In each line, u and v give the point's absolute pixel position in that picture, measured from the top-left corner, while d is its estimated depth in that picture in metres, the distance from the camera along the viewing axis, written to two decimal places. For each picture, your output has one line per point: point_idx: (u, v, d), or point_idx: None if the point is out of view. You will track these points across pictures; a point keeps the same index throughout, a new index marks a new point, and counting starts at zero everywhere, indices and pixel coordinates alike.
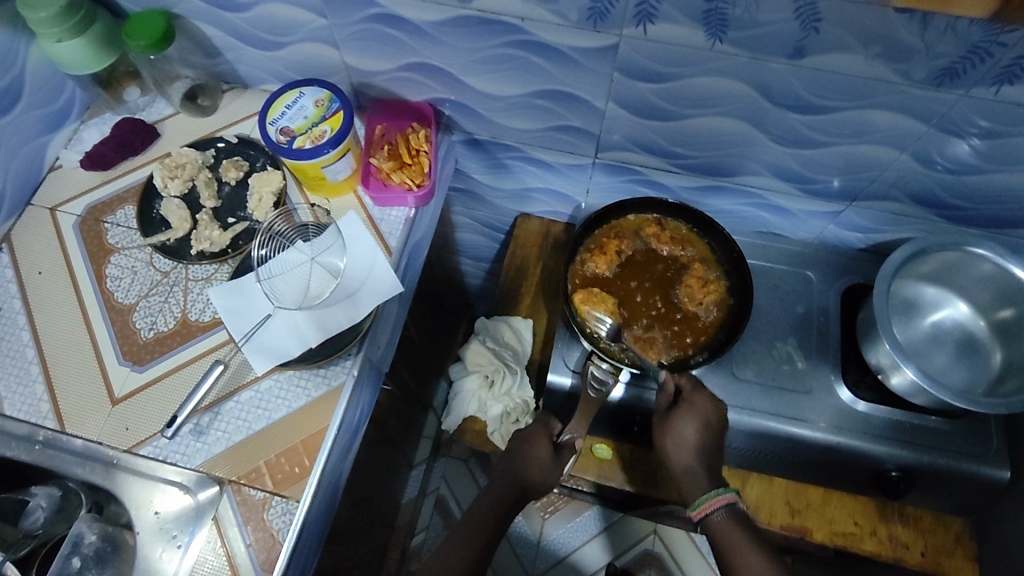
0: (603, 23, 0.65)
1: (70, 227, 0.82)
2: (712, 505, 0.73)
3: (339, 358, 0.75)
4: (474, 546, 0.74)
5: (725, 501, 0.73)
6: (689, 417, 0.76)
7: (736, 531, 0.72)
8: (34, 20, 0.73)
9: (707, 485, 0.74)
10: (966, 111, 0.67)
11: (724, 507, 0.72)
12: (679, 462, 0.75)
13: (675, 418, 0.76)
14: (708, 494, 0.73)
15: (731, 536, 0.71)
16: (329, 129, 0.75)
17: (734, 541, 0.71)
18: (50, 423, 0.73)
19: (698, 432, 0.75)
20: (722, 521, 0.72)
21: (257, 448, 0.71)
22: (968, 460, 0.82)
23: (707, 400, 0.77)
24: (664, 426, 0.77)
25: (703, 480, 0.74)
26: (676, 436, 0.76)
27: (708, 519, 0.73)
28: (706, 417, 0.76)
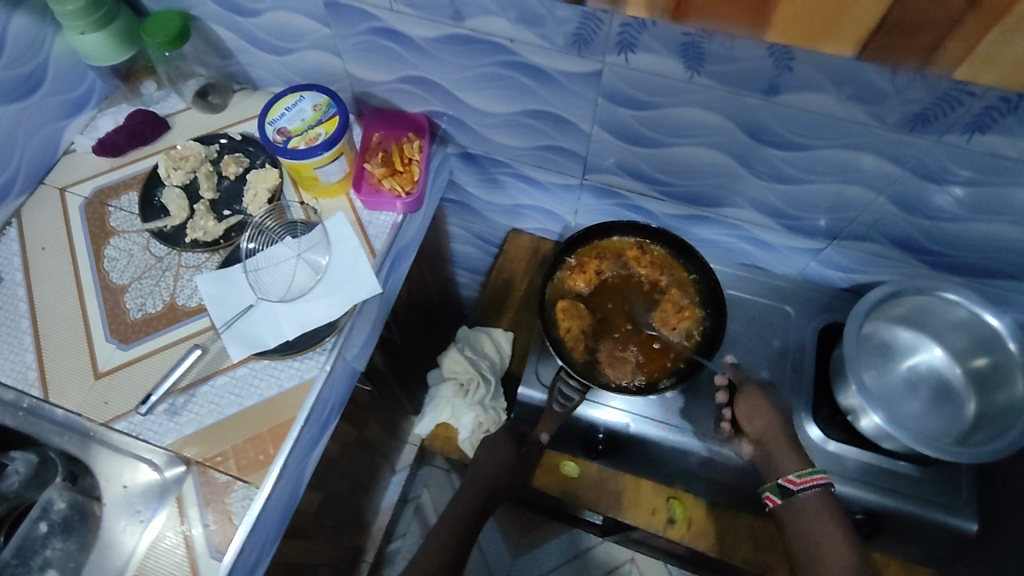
0: (586, 50, 0.68)
1: (76, 208, 0.86)
2: (809, 482, 0.72)
3: (314, 353, 0.78)
4: (445, 553, 0.77)
5: (822, 481, 0.72)
6: (760, 397, 0.81)
7: (827, 511, 0.71)
8: (61, 12, 0.78)
9: (799, 463, 0.75)
10: (939, 157, 0.68)
11: (818, 487, 0.72)
12: (771, 430, 0.78)
13: (745, 401, 0.81)
14: (804, 470, 0.73)
15: (818, 515, 0.71)
16: (324, 132, 0.78)
17: (824, 522, 0.70)
18: (34, 391, 0.76)
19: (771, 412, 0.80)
20: (815, 501, 0.72)
21: (225, 433, 0.74)
22: (935, 508, 0.81)
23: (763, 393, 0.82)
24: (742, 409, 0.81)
25: (791, 453, 0.76)
26: (754, 410, 0.80)
27: (800, 493, 0.73)
28: (772, 399, 0.82)
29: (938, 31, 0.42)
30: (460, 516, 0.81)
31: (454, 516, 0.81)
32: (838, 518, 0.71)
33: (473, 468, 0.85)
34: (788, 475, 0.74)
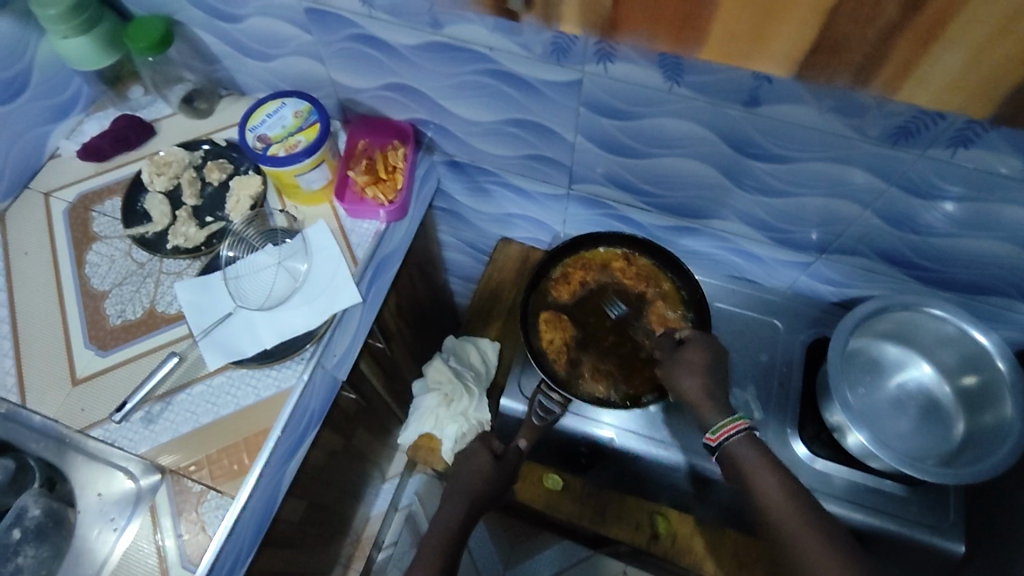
0: (566, 59, 0.67)
1: (60, 212, 0.86)
2: (731, 430, 0.70)
3: (292, 361, 0.77)
4: (435, 556, 0.75)
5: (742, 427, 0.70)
6: (690, 349, 0.76)
7: (756, 457, 0.68)
8: (44, 16, 0.78)
9: (722, 414, 0.72)
10: (924, 171, 0.66)
11: (741, 433, 0.70)
12: (696, 386, 0.73)
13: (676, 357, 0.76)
14: (725, 418, 0.71)
15: (752, 464, 0.68)
16: (304, 139, 0.78)
17: (757, 470, 0.68)
18: (12, 397, 0.76)
19: (700, 368, 0.74)
20: (741, 448, 0.70)
21: (200, 442, 0.73)
22: (922, 528, 0.79)
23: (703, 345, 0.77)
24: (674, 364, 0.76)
25: (716, 410, 0.72)
26: (681, 367, 0.75)
27: (725, 445, 0.70)
28: (699, 348, 0.76)
29: (867, 51, 0.42)
30: (447, 522, 0.79)
31: (442, 523, 0.79)
32: (772, 464, 0.68)
33: (454, 477, 0.83)
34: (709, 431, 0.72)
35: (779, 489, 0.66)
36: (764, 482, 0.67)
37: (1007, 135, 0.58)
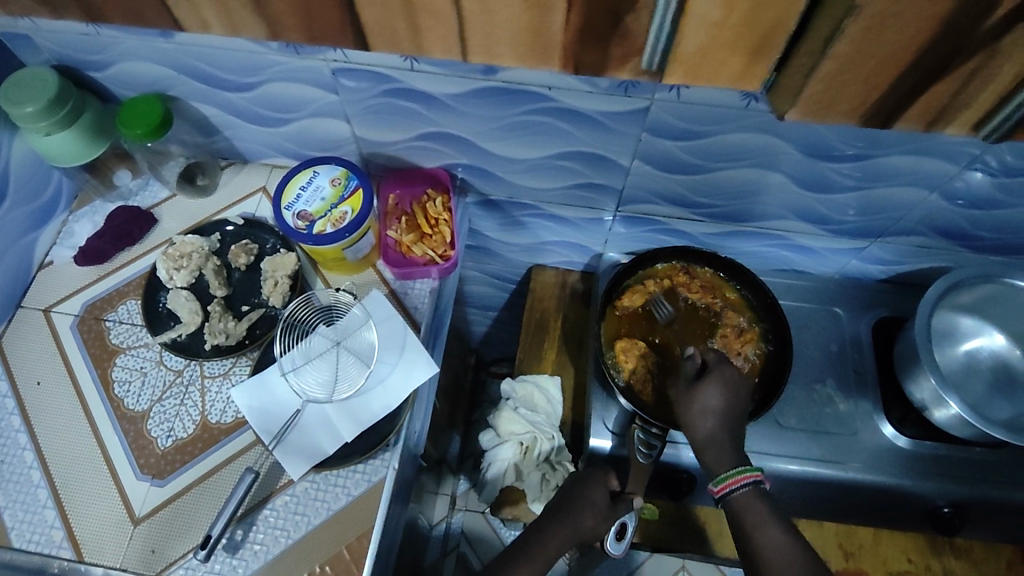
0: (634, 89, 0.63)
1: (67, 329, 0.76)
2: (734, 482, 0.67)
3: (378, 452, 0.71)
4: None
5: (751, 479, 0.67)
6: (705, 387, 0.72)
7: (759, 508, 0.66)
8: (19, 116, 0.67)
9: (733, 459, 0.69)
10: (996, 150, 0.66)
11: (749, 485, 0.67)
12: (703, 434, 0.71)
13: (687, 398, 0.73)
14: (729, 470, 0.68)
15: (756, 514, 0.66)
16: (349, 210, 0.71)
17: (759, 520, 0.65)
18: (66, 553, 0.66)
19: (713, 411, 0.71)
20: (747, 501, 0.66)
21: (298, 560, 0.66)
22: (1018, 489, 0.81)
23: (718, 385, 0.72)
24: (687, 398, 0.73)
25: (728, 454, 0.70)
26: (694, 410, 0.72)
27: (730, 497, 0.68)
28: (717, 389, 0.72)
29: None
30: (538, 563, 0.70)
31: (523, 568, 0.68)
32: (777, 516, 0.65)
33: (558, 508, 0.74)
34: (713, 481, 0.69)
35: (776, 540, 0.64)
36: (763, 534, 0.64)
37: None
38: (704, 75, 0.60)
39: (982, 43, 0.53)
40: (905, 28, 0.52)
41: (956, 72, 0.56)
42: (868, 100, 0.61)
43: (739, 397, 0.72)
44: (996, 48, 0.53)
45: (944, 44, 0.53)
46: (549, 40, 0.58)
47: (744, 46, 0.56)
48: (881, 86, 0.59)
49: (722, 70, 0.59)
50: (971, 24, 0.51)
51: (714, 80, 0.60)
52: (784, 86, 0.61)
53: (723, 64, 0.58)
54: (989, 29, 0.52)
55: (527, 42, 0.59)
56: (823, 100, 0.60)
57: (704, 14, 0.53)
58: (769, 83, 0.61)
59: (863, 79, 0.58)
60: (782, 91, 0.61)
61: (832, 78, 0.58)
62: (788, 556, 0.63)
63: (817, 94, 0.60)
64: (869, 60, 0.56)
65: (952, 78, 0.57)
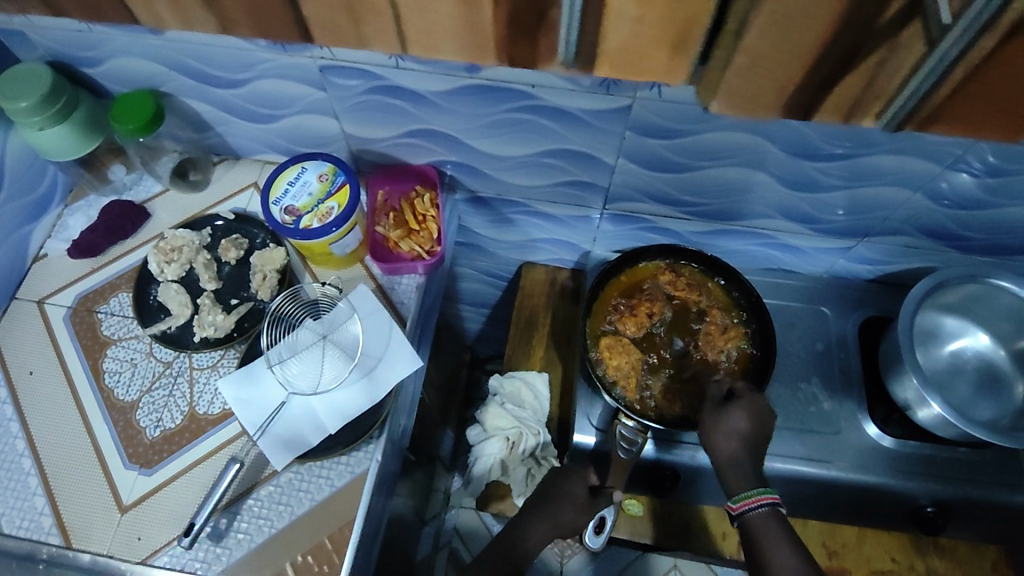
0: (615, 87, 0.64)
1: (60, 320, 0.77)
2: (756, 500, 0.68)
3: (361, 444, 0.72)
4: None
5: (770, 500, 0.68)
6: (732, 412, 0.73)
7: (777, 529, 0.66)
8: (13, 110, 0.68)
9: (751, 482, 0.70)
10: (977, 151, 0.67)
11: (768, 505, 0.67)
12: (725, 459, 0.71)
13: (713, 421, 0.73)
14: (751, 489, 0.69)
15: (772, 534, 0.66)
16: (335, 206, 0.72)
17: (776, 540, 0.66)
18: (54, 539, 0.68)
19: (739, 438, 0.72)
20: (765, 521, 0.67)
21: (281, 549, 0.67)
22: (1001, 489, 0.81)
23: (745, 412, 0.72)
24: (712, 420, 0.73)
25: (748, 477, 0.70)
26: (719, 434, 0.72)
27: (748, 515, 0.68)
28: (744, 415, 0.72)
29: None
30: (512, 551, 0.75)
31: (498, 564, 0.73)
32: (792, 538, 0.66)
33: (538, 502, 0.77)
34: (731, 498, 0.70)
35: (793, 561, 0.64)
36: (778, 554, 0.65)
37: None
38: (634, 71, 0.61)
39: (883, 35, 0.54)
40: (816, 24, 0.53)
41: (863, 64, 0.57)
42: (788, 93, 0.61)
43: (764, 424, 0.73)
44: (902, 38, 0.54)
45: (848, 38, 0.54)
46: (477, 34, 0.59)
47: (666, 41, 0.57)
48: (799, 80, 0.59)
49: (651, 65, 0.60)
50: (869, 17, 0.52)
51: (643, 75, 0.61)
52: (708, 80, 0.62)
53: (650, 59, 0.59)
54: (894, 20, 0.53)
55: (468, 39, 0.60)
56: (746, 94, 0.61)
57: (622, 10, 0.54)
58: (692, 77, 0.62)
59: (777, 74, 0.58)
60: (706, 84, 0.62)
61: (749, 69, 0.58)
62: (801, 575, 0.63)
63: (739, 87, 0.61)
64: (784, 53, 0.56)
65: (858, 73, 0.58)
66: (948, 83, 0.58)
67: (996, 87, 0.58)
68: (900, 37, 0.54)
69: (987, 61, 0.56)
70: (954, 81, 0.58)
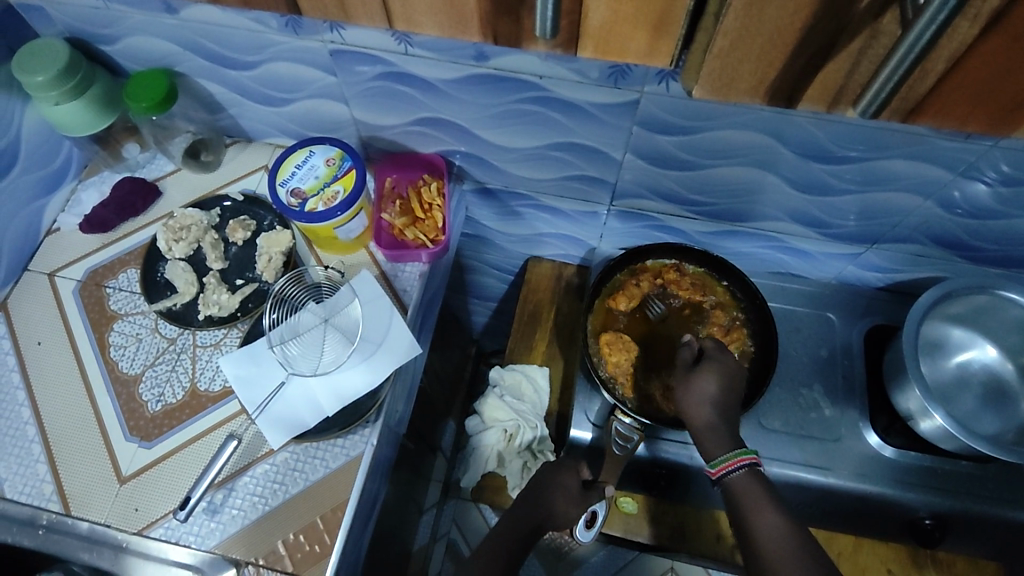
0: (623, 81, 0.64)
1: (69, 293, 0.79)
2: (733, 463, 0.68)
3: (357, 427, 0.72)
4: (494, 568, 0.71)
5: (748, 461, 0.68)
6: (703, 373, 0.72)
7: (757, 489, 0.66)
8: (30, 84, 0.70)
9: (729, 445, 0.69)
10: (991, 159, 0.65)
11: (746, 467, 0.67)
12: (701, 422, 0.71)
13: (686, 384, 0.73)
14: (728, 453, 0.69)
15: (751, 495, 0.66)
16: (341, 189, 0.73)
17: (756, 499, 0.65)
18: (53, 506, 0.69)
19: (711, 398, 0.71)
20: (743, 483, 0.67)
21: (274, 527, 0.68)
22: (1003, 505, 0.80)
23: (715, 373, 0.72)
24: (685, 385, 0.73)
25: (724, 441, 0.69)
26: (692, 398, 0.72)
27: (728, 480, 0.68)
28: (714, 377, 0.72)
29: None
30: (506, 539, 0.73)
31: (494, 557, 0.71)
32: (773, 498, 0.65)
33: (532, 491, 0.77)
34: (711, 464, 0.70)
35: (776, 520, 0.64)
36: (759, 513, 0.64)
37: None
38: (614, 52, 0.59)
39: (864, 22, 0.51)
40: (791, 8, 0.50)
41: (845, 52, 0.54)
42: (768, 81, 0.58)
43: (735, 384, 0.72)
44: (882, 26, 0.51)
45: (831, 27, 0.51)
46: (456, 10, 0.57)
47: (644, 22, 0.55)
48: (780, 67, 0.56)
49: (630, 45, 0.58)
50: (847, 7, 0.49)
51: (623, 55, 0.59)
52: (689, 63, 0.60)
53: (629, 39, 0.57)
54: (872, 8, 0.49)
55: (443, 11, 0.58)
56: (724, 77, 0.59)
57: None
58: (676, 60, 0.60)
59: (756, 60, 0.56)
60: (689, 68, 0.60)
61: (727, 53, 0.56)
62: (784, 531, 0.63)
63: (717, 72, 0.58)
64: (761, 39, 0.53)
65: (841, 58, 0.55)
66: (932, 71, 0.55)
67: (984, 78, 0.54)
68: (879, 26, 0.51)
69: (971, 49, 0.52)
70: (939, 69, 0.55)
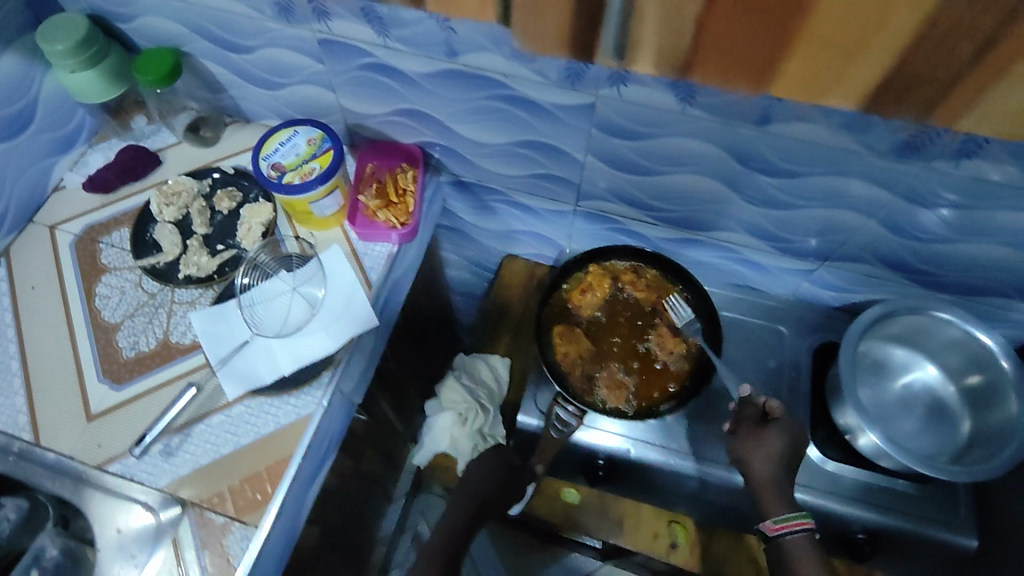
0: (580, 83, 0.69)
1: (66, 246, 0.86)
2: (795, 524, 0.73)
3: (311, 388, 0.77)
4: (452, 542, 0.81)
5: (804, 526, 0.73)
6: (773, 436, 0.76)
7: (810, 554, 0.72)
8: (50, 52, 0.77)
9: (787, 507, 0.75)
10: (930, 183, 0.68)
11: (805, 531, 0.73)
12: (760, 475, 0.76)
13: (756, 441, 0.77)
14: (789, 513, 0.74)
15: (804, 559, 0.72)
16: (317, 167, 0.78)
17: (807, 562, 0.72)
18: (25, 435, 0.75)
19: (774, 457, 0.76)
20: (800, 545, 0.73)
21: (222, 473, 0.73)
22: (935, 526, 0.81)
23: (775, 438, 0.77)
24: (749, 440, 0.78)
25: (784, 501, 0.75)
26: (755, 451, 0.77)
27: (784, 537, 0.73)
28: (779, 440, 0.76)
29: (937, 88, 0.55)
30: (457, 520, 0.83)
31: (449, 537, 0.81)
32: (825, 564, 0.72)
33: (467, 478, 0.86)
34: (770, 518, 0.75)
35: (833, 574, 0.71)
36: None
37: (1010, 147, 0.60)
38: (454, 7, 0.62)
39: None
40: None
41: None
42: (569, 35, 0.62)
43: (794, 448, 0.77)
44: None
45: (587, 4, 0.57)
46: None
47: None
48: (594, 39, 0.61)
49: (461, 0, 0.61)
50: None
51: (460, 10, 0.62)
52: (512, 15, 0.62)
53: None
54: None
55: None
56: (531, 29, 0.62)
57: None
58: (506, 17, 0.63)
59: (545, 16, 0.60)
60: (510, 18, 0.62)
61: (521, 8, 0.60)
62: None
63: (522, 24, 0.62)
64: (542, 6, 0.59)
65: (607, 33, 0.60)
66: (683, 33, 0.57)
67: (736, 41, 0.55)
68: None
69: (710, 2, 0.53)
70: (689, 41, 0.57)
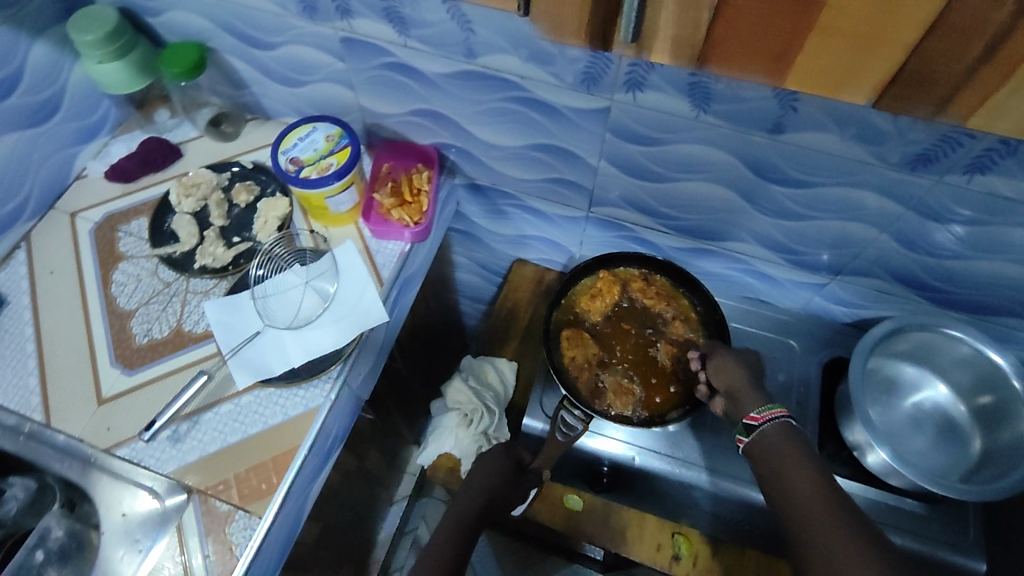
0: (595, 87, 0.70)
1: (86, 233, 0.87)
2: (767, 414, 0.71)
3: (320, 381, 0.77)
4: (449, 552, 0.74)
5: (777, 415, 0.70)
6: (728, 353, 0.80)
7: (790, 442, 0.68)
8: (80, 42, 0.79)
9: (761, 402, 0.73)
10: (941, 197, 0.68)
11: (777, 420, 0.70)
12: (738, 381, 0.76)
13: (715, 361, 0.79)
14: (762, 406, 0.72)
15: (782, 446, 0.68)
16: (335, 162, 0.80)
17: (785, 449, 0.67)
18: (36, 416, 0.75)
19: (740, 366, 0.77)
20: (778, 433, 0.69)
21: (228, 461, 0.73)
22: (942, 547, 0.80)
23: (730, 354, 0.79)
24: (713, 365, 0.79)
25: (756, 397, 0.74)
26: (719, 368, 0.78)
27: (762, 430, 0.70)
28: (740, 356, 0.79)
29: (950, 86, 0.50)
30: (457, 517, 0.78)
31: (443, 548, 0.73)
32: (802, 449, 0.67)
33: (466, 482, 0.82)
34: (750, 412, 0.72)
35: (807, 471, 0.65)
36: (787, 461, 0.66)
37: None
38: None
39: None
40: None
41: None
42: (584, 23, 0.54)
43: (751, 363, 0.78)
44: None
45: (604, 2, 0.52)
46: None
47: None
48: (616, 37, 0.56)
49: None
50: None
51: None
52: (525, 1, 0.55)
53: None
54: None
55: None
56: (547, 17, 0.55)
57: None
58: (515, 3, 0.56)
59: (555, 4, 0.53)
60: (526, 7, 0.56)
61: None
62: (813, 479, 0.64)
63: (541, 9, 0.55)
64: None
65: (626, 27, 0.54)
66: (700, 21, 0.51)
67: (751, 20, 0.49)
68: None
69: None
70: (705, 18, 0.50)
